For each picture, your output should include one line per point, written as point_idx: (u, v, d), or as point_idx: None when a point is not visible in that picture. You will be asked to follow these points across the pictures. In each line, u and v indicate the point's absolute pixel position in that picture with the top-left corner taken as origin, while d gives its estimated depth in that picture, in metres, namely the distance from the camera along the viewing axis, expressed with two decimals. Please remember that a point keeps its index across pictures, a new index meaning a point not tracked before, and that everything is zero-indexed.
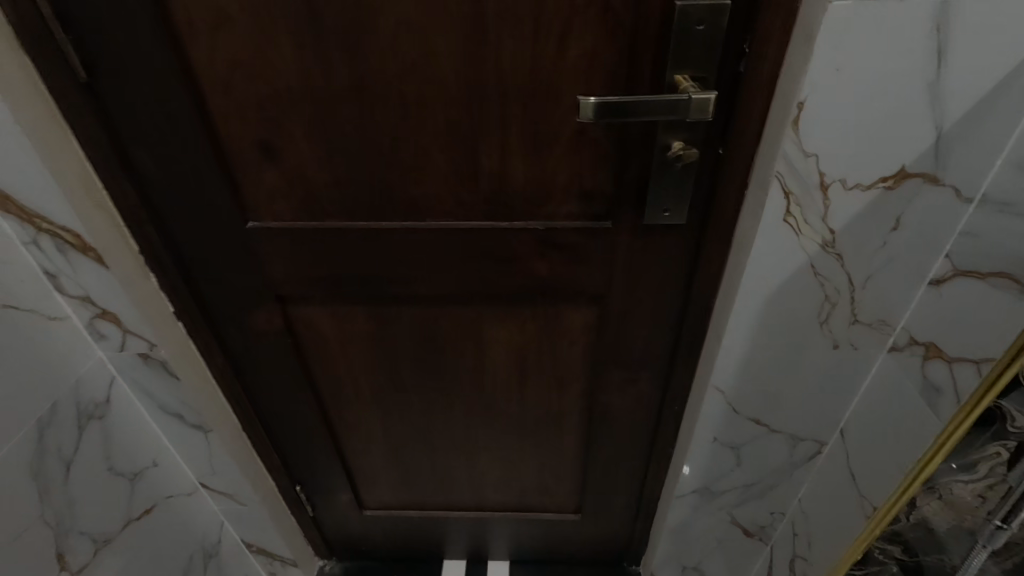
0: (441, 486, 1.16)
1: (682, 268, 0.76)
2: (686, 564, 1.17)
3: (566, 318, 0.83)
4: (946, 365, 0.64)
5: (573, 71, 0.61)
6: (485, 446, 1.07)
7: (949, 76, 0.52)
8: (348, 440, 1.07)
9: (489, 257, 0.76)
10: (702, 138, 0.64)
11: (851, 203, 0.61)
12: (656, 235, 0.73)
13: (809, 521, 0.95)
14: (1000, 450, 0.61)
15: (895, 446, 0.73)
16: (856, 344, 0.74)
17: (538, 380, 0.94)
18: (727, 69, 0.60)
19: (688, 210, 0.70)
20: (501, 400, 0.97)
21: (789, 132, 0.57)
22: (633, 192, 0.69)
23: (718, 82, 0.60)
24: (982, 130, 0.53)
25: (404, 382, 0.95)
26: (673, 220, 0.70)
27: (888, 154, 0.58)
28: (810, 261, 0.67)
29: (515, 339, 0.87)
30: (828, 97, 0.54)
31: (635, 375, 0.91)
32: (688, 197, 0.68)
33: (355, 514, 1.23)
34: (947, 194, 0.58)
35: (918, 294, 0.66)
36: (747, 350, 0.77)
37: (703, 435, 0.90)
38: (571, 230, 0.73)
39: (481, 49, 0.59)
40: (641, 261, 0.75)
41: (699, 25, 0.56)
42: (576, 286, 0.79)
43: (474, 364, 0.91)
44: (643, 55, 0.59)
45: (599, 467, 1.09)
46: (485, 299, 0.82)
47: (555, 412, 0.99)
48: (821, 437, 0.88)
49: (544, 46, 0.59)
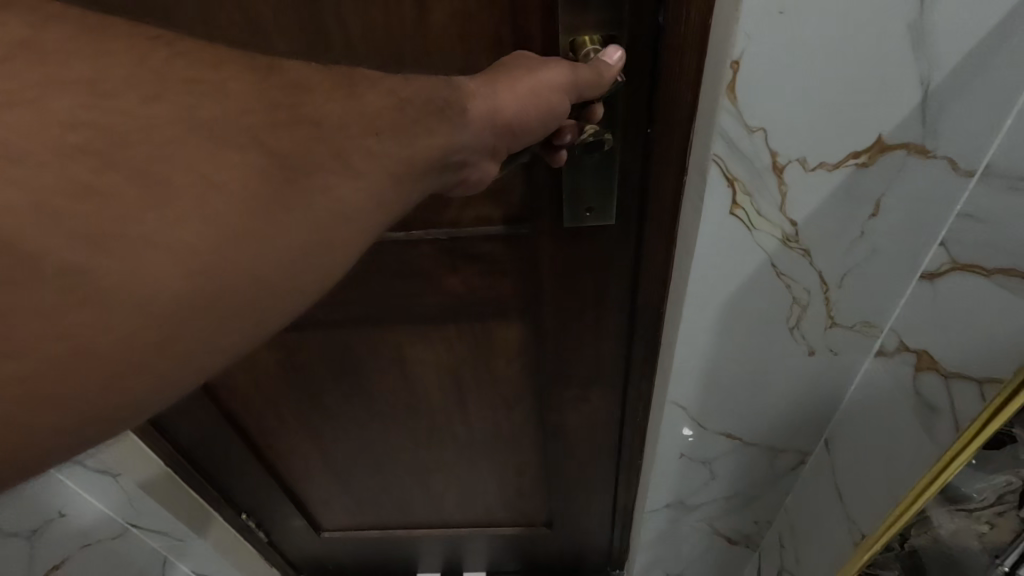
0: (399, 504, 1.08)
1: (623, 273, 0.65)
2: (670, 570, 1.07)
3: (496, 334, 0.75)
4: (940, 378, 0.53)
5: (443, 37, 0.50)
6: (436, 467, 0.98)
7: (935, 11, 0.38)
8: (285, 465, 1.01)
9: (394, 276, 0.68)
10: (622, 116, 0.52)
11: (814, 188, 0.48)
12: (582, 239, 0.62)
13: (796, 533, 0.85)
14: (1011, 480, 0.48)
15: (888, 467, 0.62)
16: (835, 349, 0.62)
17: (481, 398, 0.84)
18: (640, 24, 0.47)
19: (614, 211, 0.58)
20: (444, 423, 0.89)
21: (725, 100, 0.43)
22: (549, 191, 0.58)
23: (629, 43, 0.48)
24: (976, 83, 0.41)
25: (331, 407, 0.87)
26: (598, 220, 0.59)
27: (856, 123, 0.44)
28: (771, 259, 0.53)
29: (443, 358, 0.78)
30: (769, 53, 0.40)
31: (587, 392, 0.80)
32: (612, 195, 0.57)
33: (313, 537, 1.18)
34: (940, 167, 0.45)
35: (909, 288, 0.54)
36: (707, 362, 0.65)
37: (668, 452, 0.79)
38: (482, 238, 0.64)
39: (320, 17, 0.49)
40: (571, 268, 0.65)
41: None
42: (498, 302, 0.71)
43: (404, 387, 0.82)
44: (529, 14, 0.48)
45: (565, 484, 0.99)
46: (400, 319, 0.73)
47: (504, 428, 0.90)
48: (804, 446, 0.77)
49: (399, 13, 0.49)
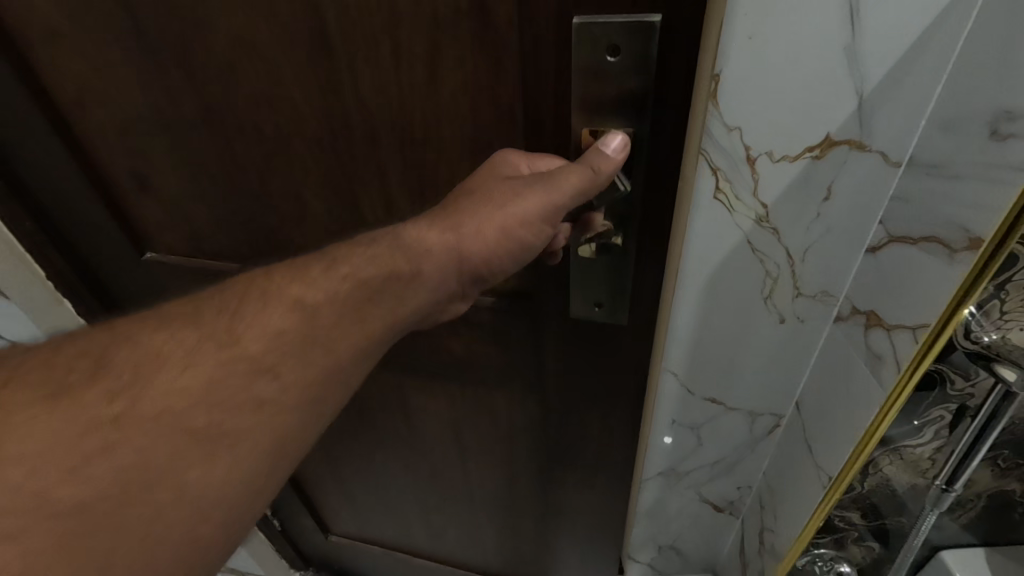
0: (401, 523, 1.16)
1: (618, 351, 0.72)
2: (663, 542, 1.18)
3: (504, 405, 0.85)
4: (886, 332, 0.63)
5: (456, 107, 0.58)
6: (437, 499, 1.07)
7: (863, 42, 0.51)
8: (303, 475, 1.11)
9: (423, 345, 0.82)
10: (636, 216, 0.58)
11: (780, 175, 0.60)
12: (592, 328, 0.70)
13: (773, 492, 0.96)
14: (943, 413, 0.64)
15: (846, 419, 0.72)
16: (801, 316, 0.73)
17: (478, 449, 0.94)
18: (654, 129, 0.53)
19: (621, 309, 0.67)
20: (443, 460, 0.98)
21: (710, 106, 0.56)
22: (558, 285, 0.68)
23: (644, 145, 0.54)
24: (899, 96, 0.53)
25: (346, 445, 1.02)
26: (606, 314, 0.68)
27: (810, 127, 0.56)
28: (748, 237, 0.65)
29: (446, 413, 0.90)
30: (743, 68, 0.53)
31: (591, 470, 0.90)
32: (619, 296, 0.65)
33: (321, 537, 1.26)
34: (874, 159, 0.58)
35: (857, 261, 0.66)
36: (696, 331, 0.77)
37: (661, 418, 0.92)
38: (485, 307, 0.74)
39: (342, 80, 0.59)
40: (573, 347, 0.73)
41: (614, 54, 0.49)
42: (508, 370, 0.80)
43: (412, 425, 0.94)
44: (541, 101, 0.55)
45: (566, 528, 1.02)
46: (412, 369, 0.85)
47: (503, 472, 0.97)
48: (777, 410, 0.87)
49: (414, 81, 0.57)
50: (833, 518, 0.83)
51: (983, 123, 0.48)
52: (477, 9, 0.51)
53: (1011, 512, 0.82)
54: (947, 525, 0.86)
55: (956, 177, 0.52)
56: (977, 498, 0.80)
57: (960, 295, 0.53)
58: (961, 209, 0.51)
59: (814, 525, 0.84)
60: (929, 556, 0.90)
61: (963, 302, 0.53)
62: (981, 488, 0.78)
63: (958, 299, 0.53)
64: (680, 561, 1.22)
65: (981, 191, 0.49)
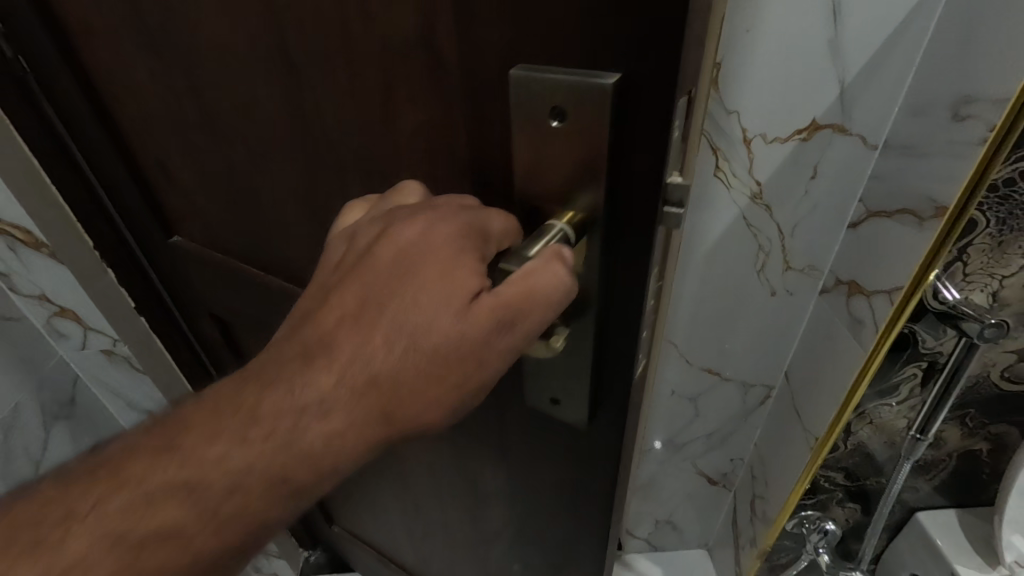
0: (392, 539, 1.13)
1: (576, 463, 0.56)
2: (659, 517, 1.25)
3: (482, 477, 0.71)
4: (866, 298, 0.70)
5: (403, 157, 0.43)
6: (422, 533, 1.00)
7: (844, 35, 0.59)
8: None
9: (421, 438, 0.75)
10: (592, 321, 0.43)
11: (772, 155, 0.69)
12: (555, 425, 0.54)
13: (763, 461, 1.02)
14: (916, 370, 0.72)
15: (831, 383, 0.78)
16: (791, 289, 0.81)
17: (454, 507, 0.84)
18: (625, 214, 0.37)
19: (583, 417, 0.50)
20: (424, 504, 0.90)
21: (713, 93, 0.65)
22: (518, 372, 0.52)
23: (613, 231, 0.38)
24: (874, 85, 0.61)
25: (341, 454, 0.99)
26: (567, 415, 0.51)
27: (799, 111, 0.65)
28: (742, 213, 0.74)
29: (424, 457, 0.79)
30: (741, 57, 0.62)
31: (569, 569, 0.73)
32: (579, 401, 0.49)
33: (326, 525, 1.30)
34: (855, 141, 0.66)
35: (840, 237, 0.74)
36: (695, 302, 0.85)
37: (663, 389, 0.99)
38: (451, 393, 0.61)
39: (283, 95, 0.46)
40: (538, 441, 0.57)
41: (558, 120, 0.34)
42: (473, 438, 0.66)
43: (394, 464, 0.87)
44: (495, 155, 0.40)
45: None
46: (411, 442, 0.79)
47: (484, 538, 0.85)
48: (769, 381, 0.94)
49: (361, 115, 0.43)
50: (820, 479, 0.90)
51: (946, 107, 0.55)
52: (426, 40, 0.36)
53: (979, 472, 0.90)
54: (921, 487, 0.94)
55: (917, 155, 0.60)
56: (948, 458, 0.88)
57: (928, 261, 0.60)
58: (928, 182, 0.59)
59: (797, 492, 0.90)
60: (907, 516, 0.98)
61: (930, 267, 0.60)
62: (951, 447, 0.86)
63: (925, 267, 0.61)
64: (676, 536, 1.29)
65: (944, 164, 0.57)
